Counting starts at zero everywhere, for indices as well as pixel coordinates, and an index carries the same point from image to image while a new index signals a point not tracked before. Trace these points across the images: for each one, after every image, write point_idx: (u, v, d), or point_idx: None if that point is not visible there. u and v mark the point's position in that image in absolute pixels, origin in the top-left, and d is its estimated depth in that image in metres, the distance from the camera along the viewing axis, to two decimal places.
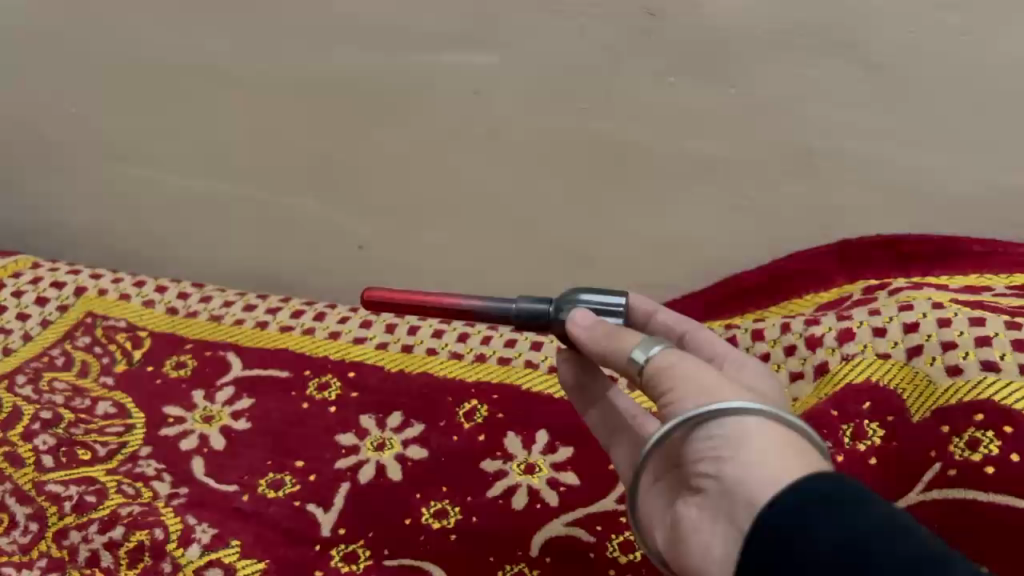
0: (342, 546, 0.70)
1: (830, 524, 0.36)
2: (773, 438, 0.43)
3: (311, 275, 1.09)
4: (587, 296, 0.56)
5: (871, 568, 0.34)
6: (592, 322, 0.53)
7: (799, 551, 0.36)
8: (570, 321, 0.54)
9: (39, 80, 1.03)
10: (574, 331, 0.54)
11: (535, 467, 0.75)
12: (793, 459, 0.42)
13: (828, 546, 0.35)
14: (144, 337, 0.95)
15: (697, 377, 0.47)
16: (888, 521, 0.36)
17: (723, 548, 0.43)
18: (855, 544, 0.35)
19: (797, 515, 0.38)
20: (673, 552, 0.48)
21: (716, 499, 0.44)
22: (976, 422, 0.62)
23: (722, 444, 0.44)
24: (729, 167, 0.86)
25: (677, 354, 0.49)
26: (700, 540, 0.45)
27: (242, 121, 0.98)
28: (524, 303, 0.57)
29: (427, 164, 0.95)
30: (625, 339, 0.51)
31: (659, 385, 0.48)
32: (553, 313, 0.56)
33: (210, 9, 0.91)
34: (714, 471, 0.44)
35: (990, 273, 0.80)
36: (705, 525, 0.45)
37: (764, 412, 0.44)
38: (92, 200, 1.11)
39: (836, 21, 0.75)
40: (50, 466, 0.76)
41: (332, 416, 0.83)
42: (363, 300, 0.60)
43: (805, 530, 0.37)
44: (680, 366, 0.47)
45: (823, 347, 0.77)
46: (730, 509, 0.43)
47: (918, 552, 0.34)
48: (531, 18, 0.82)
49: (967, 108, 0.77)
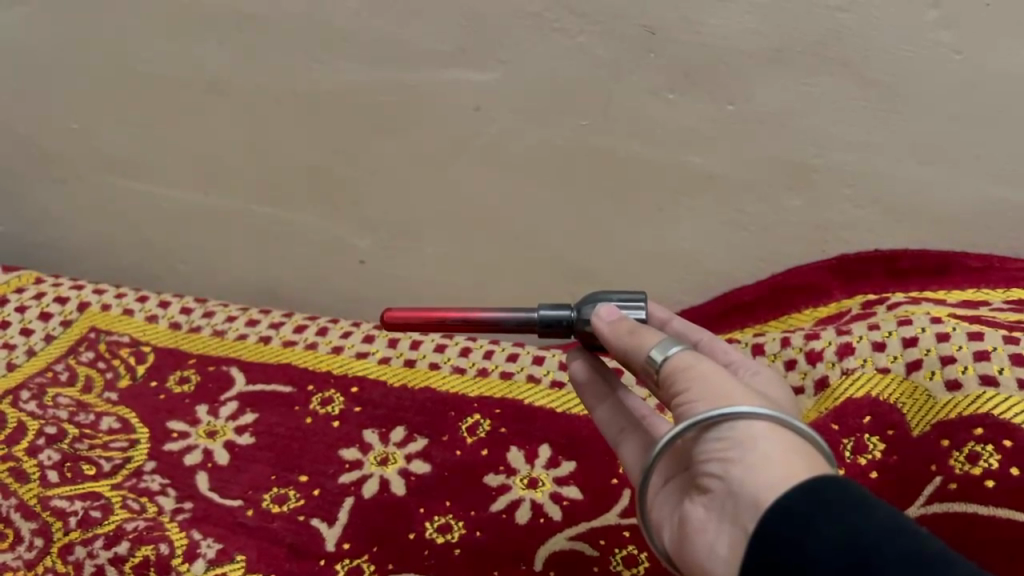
0: (347, 561, 0.70)
1: (827, 525, 0.37)
2: (782, 444, 0.43)
3: (312, 290, 1.09)
4: (608, 298, 0.57)
5: (872, 560, 0.35)
6: (615, 320, 0.54)
7: (796, 550, 0.38)
8: (594, 316, 0.56)
9: (41, 96, 1.04)
10: (597, 326, 0.55)
11: (538, 481, 0.76)
12: (802, 465, 0.42)
13: (825, 546, 0.37)
14: (147, 352, 0.95)
15: (712, 379, 0.47)
16: (886, 523, 0.37)
17: (727, 548, 0.44)
18: (851, 545, 0.36)
19: (796, 516, 0.39)
20: (677, 550, 0.48)
21: (723, 499, 0.45)
22: (975, 437, 0.63)
23: (731, 446, 0.44)
24: (727, 182, 0.86)
25: (695, 356, 0.49)
26: (705, 539, 0.45)
27: (244, 137, 0.99)
28: (546, 311, 0.58)
29: (428, 180, 0.95)
30: (645, 339, 0.51)
31: (674, 386, 0.48)
32: (574, 318, 0.58)
33: (212, 26, 0.92)
34: (722, 472, 0.45)
35: (988, 288, 0.81)
36: (710, 524, 0.45)
37: (774, 417, 0.45)
38: (93, 215, 1.11)
39: (832, 40, 0.76)
40: (55, 481, 0.76)
41: (335, 431, 0.83)
42: (382, 322, 0.60)
43: (802, 532, 0.38)
44: (696, 368, 0.48)
45: (823, 362, 0.78)
46: (735, 510, 0.43)
47: (915, 547, 0.35)
48: (530, 37, 0.83)
49: (964, 124, 0.78)
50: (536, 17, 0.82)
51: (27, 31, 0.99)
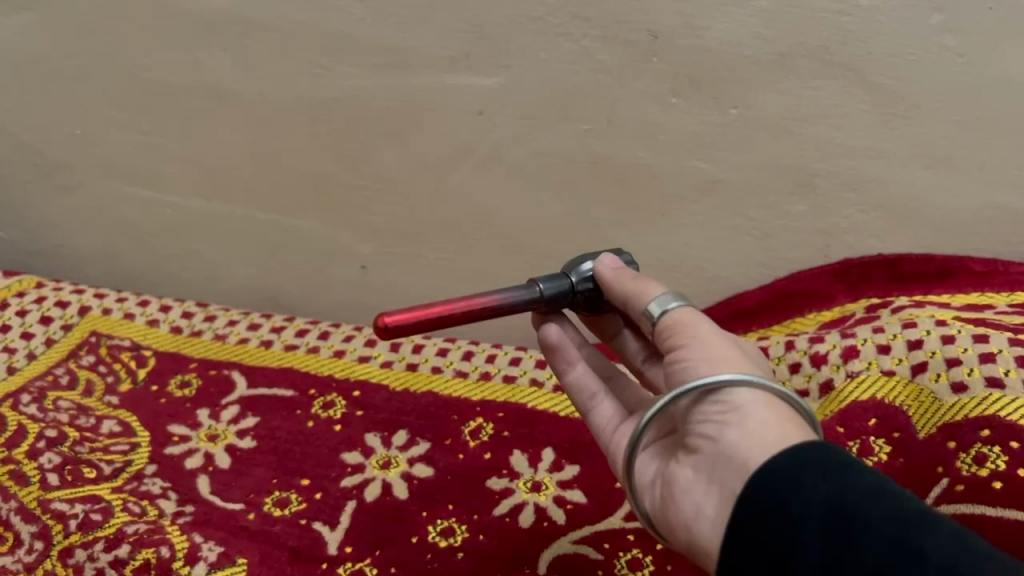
0: (349, 564, 0.69)
1: (812, 490, 0.40)
2: (777, 412, 0.47)
3: (311, 296, 1.09)
4: (590, 257, 0.61)
5: (860, 520, 0.38)
6: (616, 268, 0.58)
7: (785, 517, 0.40)
8: (596, 265, 0.59)
9: (42, 103, 1.04)
10: (598, 270, 0.59)
11: (542, 485, 0.75)
12: (795, 435, 0.45)
13: (811, 510, 0.39)
14: (148, 356, 0.95)
15: (711, 340, 0.50)
16: (866, 486, 0.39)
17: (716, 509, 0.46)
18: (835, 509, 0.39)
19: (783, 481, 0.41)
20: (659, 512, 0.51)
21: (713, 462, 0.47)
22: (982, 438, 0.63)
23: (729, 410, 0.47)
24: (730, 186, 0.86)
25: (694, 315, 0.52)
26: (692, 500, 0.48)
27: (246, 142, 0.99)
28: (547, 283, 0.59)
29: (431, 186, 0.95)
30: (647, 289, 0.54)
31: (672, 340, 0.51)
32: (576, 284, 0.60)
33: (216, 32, 0.92)
34: (717, 434, 0.47)
35: (992, 292, 0.80)
36: (697, 486, 0.48)
37: (768, 385, 0.47)
38: (93, 222, 1.11)
39: (836, 44, 0.77)
40: (55, 484, 0.76)
41: (337, 433, 0.83)
42: (381, 329, 0.53)
43: (789, 495, 0.40)
44: (697, 329, 0.51)
45: (827, 365, 0.77)
46: (727, 473, 0.46)
47: (896, 507, 0.38)
48: (533, 42, 0.83)
49: (968, 129, 0.78)
50: (539, 19, 0.82)
51: (30, 36, 0.99)
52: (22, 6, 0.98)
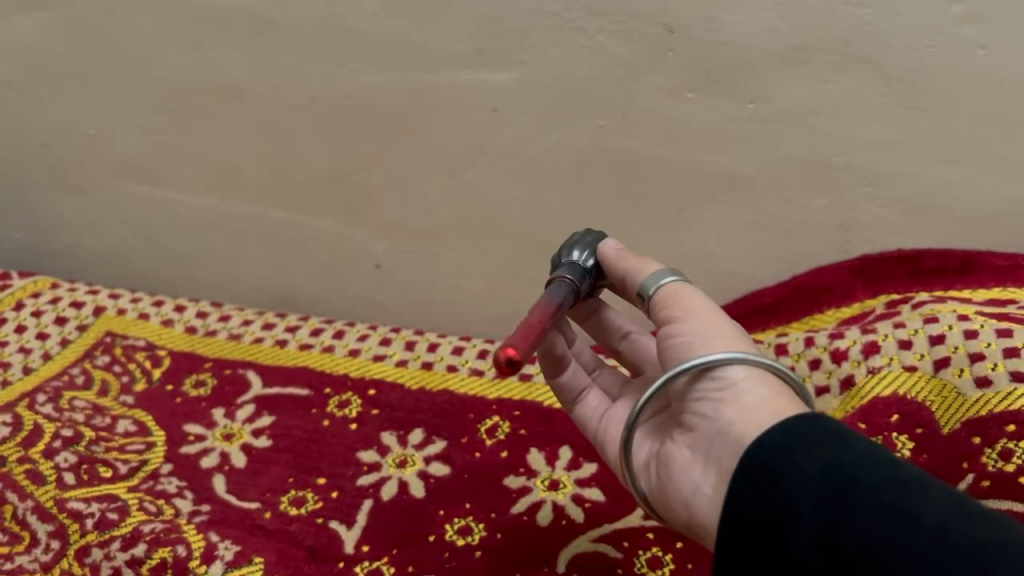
0: (366, 563, 0.68)
1: (809, 462, 0.40)
2: (771, 387, 0.47)
3: (325, 298, 1.08)
4: (580, 241, 0.59)
5: (857, 490, 0.38)
6: (621, 249, 0.58)
7: (781, 490, 0.40)
8: (599, 253, 0.58)
9: (57, 103, 1.04)
10: (604, 255, 0.58)
11: (559, 484, 0.75)
12: (789, 408, 0.46)
13: (806, 482, 0.39)
14: (163, 355, 0.95)
15: (707, 317, 0.50)
16: (862, 457, 0.40)
17: (714, 487, 0.46)
18: (831, 482, 0.39)
19: (780, 454, 0.41)
20: (658, 492, 0.51)
21: (710, 439, 0.47)
22: (1008, 434, 0.61)
23: (725, 387, 0.47)
24: (748, 182, 0.85)
25: (688, 294, 0.52)
26: (690, 479, 0.48)
27: (259, 141, 0.99)
28: (570, 272, 0.57)
29: (445, 184, 0.95)
30: (647, 265, 0.55)
31: (669, 318, 0.51)
32: (588, 269, 0.57)
33: (230, 32, 0.92)
34: (714, 412, 0.47)
35: (1016, 287, 0.77)
36: (695, 463, 0.48)
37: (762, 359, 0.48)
38: (109, 224, 1.11)
39: (854, 36, 0.76)
40: (72, 483, 0.76)
41: (353, 433, 0.83)
42: (507, 366, 0.47)
43: (786, 468, 0.40)
44: (691, 307, 0.51)
45: (848, 360, 0.76)
46: (723, 449, 0.46)
47: (891, 475, 0.38)
48: (547, 38, 0.83)
49: (988, 122, 0.77)
50: (555, 15, 0.82)
51: (45, 36, 1.00)
52: (36, 7, 0.98)
